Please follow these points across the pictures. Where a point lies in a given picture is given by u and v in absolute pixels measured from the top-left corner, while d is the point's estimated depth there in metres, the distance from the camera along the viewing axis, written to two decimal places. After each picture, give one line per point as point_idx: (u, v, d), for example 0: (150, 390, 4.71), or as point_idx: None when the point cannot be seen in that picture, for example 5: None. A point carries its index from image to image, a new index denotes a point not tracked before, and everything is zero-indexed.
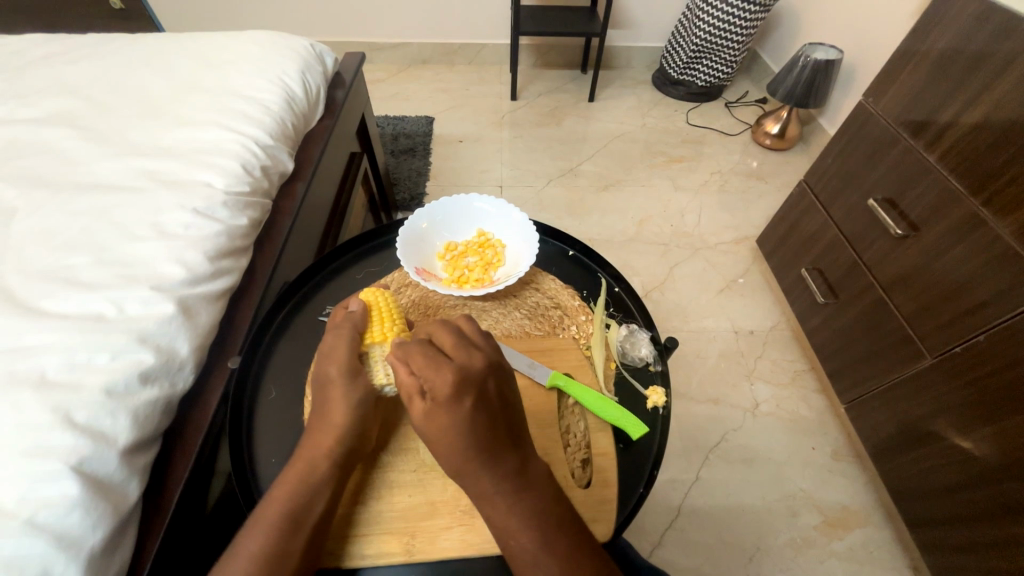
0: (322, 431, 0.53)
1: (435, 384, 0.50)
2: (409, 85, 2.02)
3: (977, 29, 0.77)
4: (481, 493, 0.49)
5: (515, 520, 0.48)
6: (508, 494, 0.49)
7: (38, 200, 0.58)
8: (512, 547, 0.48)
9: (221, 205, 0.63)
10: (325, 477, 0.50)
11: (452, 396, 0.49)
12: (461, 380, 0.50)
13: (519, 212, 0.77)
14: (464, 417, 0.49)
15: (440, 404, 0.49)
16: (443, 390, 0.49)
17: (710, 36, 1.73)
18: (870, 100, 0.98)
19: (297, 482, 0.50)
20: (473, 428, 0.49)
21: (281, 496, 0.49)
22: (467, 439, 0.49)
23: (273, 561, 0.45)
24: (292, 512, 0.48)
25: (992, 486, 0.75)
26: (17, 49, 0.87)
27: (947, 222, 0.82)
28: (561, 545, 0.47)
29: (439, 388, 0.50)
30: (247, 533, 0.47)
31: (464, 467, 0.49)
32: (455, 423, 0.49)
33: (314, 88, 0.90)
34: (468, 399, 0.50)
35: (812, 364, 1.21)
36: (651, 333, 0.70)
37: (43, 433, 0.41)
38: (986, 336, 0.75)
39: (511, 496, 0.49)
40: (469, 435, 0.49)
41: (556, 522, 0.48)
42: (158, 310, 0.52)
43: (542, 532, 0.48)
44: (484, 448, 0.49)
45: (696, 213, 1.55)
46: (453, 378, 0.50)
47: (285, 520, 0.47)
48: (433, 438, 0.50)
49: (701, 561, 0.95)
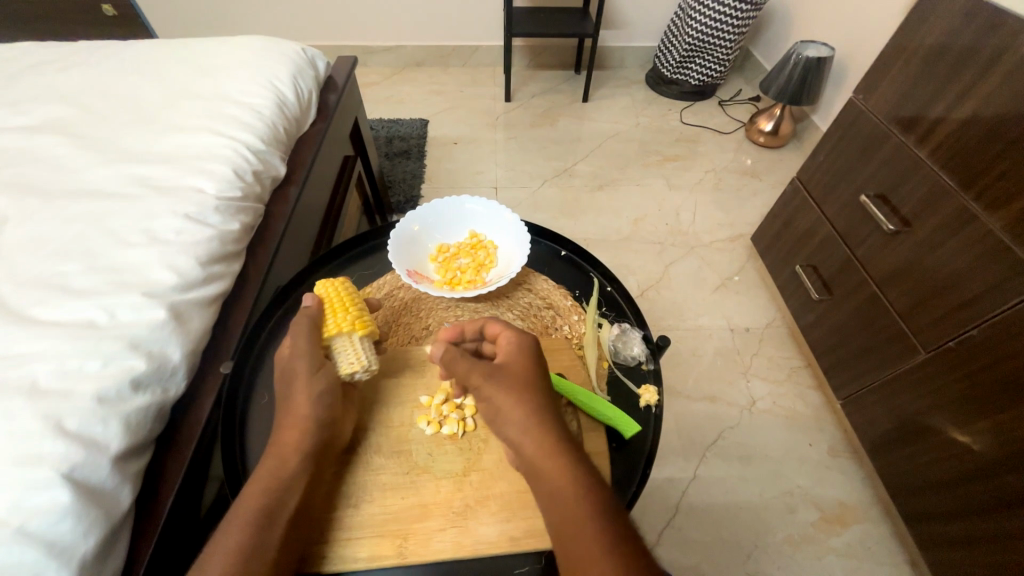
0: (290, 428, 0.53)
1: (512, 342, 0.56)
2: (403, 88, 2.02)
3: (963, 26, 0.77)
4: (551, 460, 0.49)
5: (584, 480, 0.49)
6: (577, 458, 0.50)
7: (30, 208, 0.58)
8: (574, 513, 0.47)
9: (212, 210, 0.63)
10: (299, 471, 0.51)
11: (534, 347, 0.57)
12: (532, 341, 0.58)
13: (511, 213, 0.77)
14: (538, 373, 0.55)
15: (520, 353, 0.55)
16: (524, 338, 0.57)
17: (702, 35, 1.74)
18: (859, 97, 0.98)
19: (268, 478, 0.50)
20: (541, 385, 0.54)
21: (254, 490, 0.49)
22: (540, 386, 0.54)
23: (252, 555, 0.45)
24: (266, 505, 0.48)
25: (989, 480, 0.75)
26: (8, 56, 0.87)
27: (938, 218, 0.82)
28: (617, 513, 0.48)
29: (516, 344, 0.56)
30: (220, 530, 0.47)
31: (541, 433, 0.51)
32: (533, 375, 0.54)
33: (306, 92, 0.90)
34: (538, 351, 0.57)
35: (808, 360, 1.21)
36: (644, 333, 0.70)
37: (35, 441, 0.41)
38: (980, 330, 0.75)
39: (579, 464, 0.50)
40: (542, 388, 0.54)
41: (609, 493, 0.49)
42: (149, 316, 0.52)
43: (603, 500, 0.48)
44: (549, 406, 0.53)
45: (691, 212, 1.56)
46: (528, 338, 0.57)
47: (258, 515, 0.47)
48: (513, 381, 0.53)
49: (700, 559, 0.95)
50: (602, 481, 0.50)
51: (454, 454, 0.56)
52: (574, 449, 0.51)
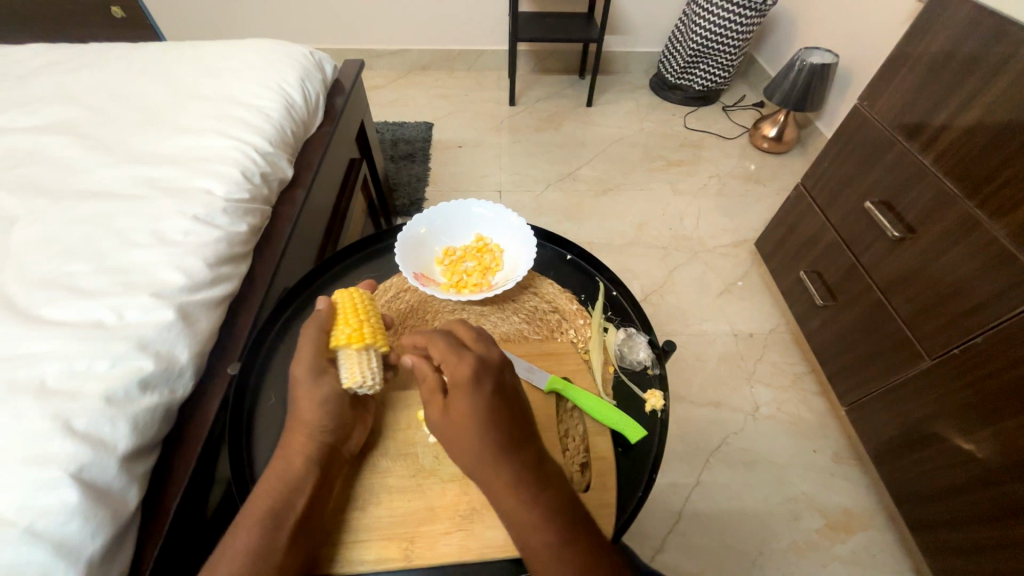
0: (296, 432, 0.53)
1: (456, 372, 0.52)
2: (408, 92, 2.03)
3: (968, 33, 0.77)
4: (507, 496, 0.48)
5: (543, 516, 0.47)
6: (533, 493, 0.48)
7: (39, 208, 0.58)
8: (531, 548, 0.47)
9: (220, 212, 0.64)
10: (305, 473, 0.51)
11: (481, 375, 0.52)
12: (481, 366, 0.53)
13: (517, 216, 0.77)
14: (486, 403, 0.51)
15: (462, 389, 0.51)
16: (465, 374, 0.52)
17: (706, 41, 1.75)
18: (865, 103, 0.98)
19: (276, 481, 0.50)
20: (491, 414, 0.51)
21: (263, 493, 0.49)
22: (489, 425, 0.50)
23: (257, 559, 0.45)
24: (274, 509, 0.48)
25: (994, 488, 0.75)
26: (19, 58, 0.88)
27: (943, 225, 0.82)
28: (582, 542, 0.47)
29: (461, 373, 0.52)
30: (231, 534, 0.47)
31: (489, 469, 0.49)
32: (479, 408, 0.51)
33: (313, 95, 0.91)
34: (487, 385, 0.52)
35: (813, 366, 1.21)
36: (649, 337, 0.70)
37: (43, 440, 0.41)
38: (986, 337, 0.75)
39: (537, 498, 0.48)
40: (491, 420, 0.50)
41: (578, 519, 0.49)
42: (157, 317, 0.52)
43: (556, 534, 0.47)
44: (504, 436, 0.50)
45: (695, 217, 1.56)
46: (474, 364, 0.52)
47: (266, 518, 0.47)
48: (455, 425, 0.50)
49: (703, 565, 0.95)
50: (569, 507, 0.49)
51: None
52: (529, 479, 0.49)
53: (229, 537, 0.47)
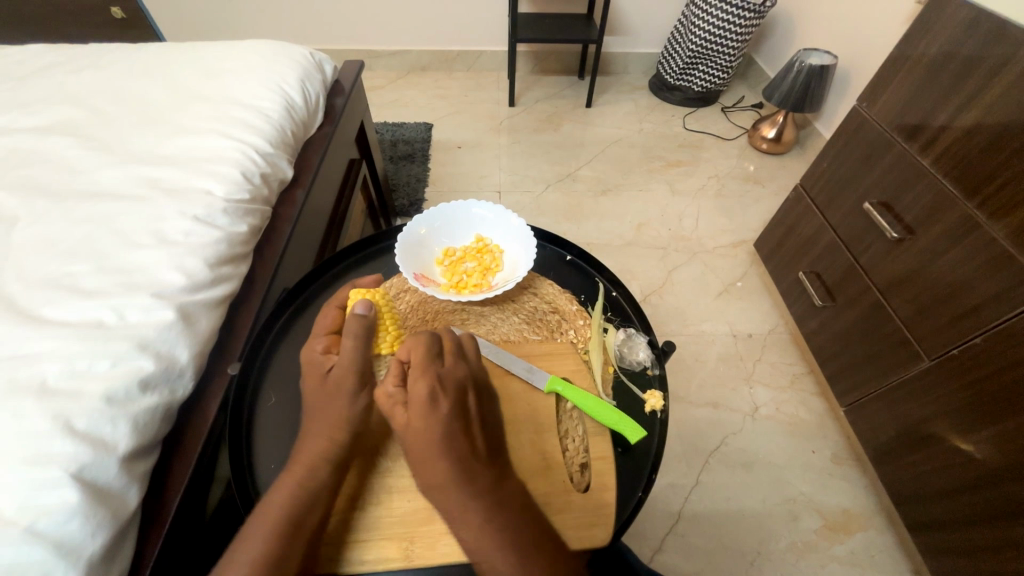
0: (320, 435, 0.54)
1: (413, 390, 0.52)
2: (408, 92, 2.03)
3: (967, 36, 0.78)
4: (457, 519, 0.49)
5: (489, 539, 0.48)
6: (482, 519, 0.49)
7: (40, 208, 0.58)
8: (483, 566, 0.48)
9: (221, 212, 0.64)
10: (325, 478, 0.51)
11: (435, 397, 0.52)
12: (439, 387, 0.52)
13: (517, 217, 0.77)
14: (438, 426, 0.51)
15: (415, 410, 0.52)
16: (420, 395, 0.52)
17: (705, 42, 1.75)
18: (863, 105, 0.99)
19: (295, 486, 0.50)
20: (443, 437, 0.51)
21: (280, 498, 0.49)
22: (442, 448, 0.50)
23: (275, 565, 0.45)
24: (294, 516, 0.48)
25: (992, 488, 0.75)
26: (19, 59, 0.88)
27: (942, 226, 0.82)
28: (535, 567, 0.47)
29: (416, 394, 0.52)
30: (243, 538, 0.47)
31: (442, 488, 0.50)
32: (429, 430, 0.51)
33: (314, 95, 0.91)
34: (441, 408, 0.52)
35: (812, 367, 1.21)
36: (649, 337, 0.70)
37: (42, 440, 0.41)
38: (984, 338, 0.75)
39: (486, 524, 0.48)
40: (443, 442, 0.50)
41: (535, 541, 0.48)
42: (158, 317, 0.52)
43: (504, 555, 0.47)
44: (457, 459, 0.50)
45: (694, 218, 1.56)
46: (430, 386, 0.52)
47: (284, 524, 0.47)
48: (411, 444, 0.51)
49: (702, 565, 0.95)
50: (522, 532, 0.48)
51: None
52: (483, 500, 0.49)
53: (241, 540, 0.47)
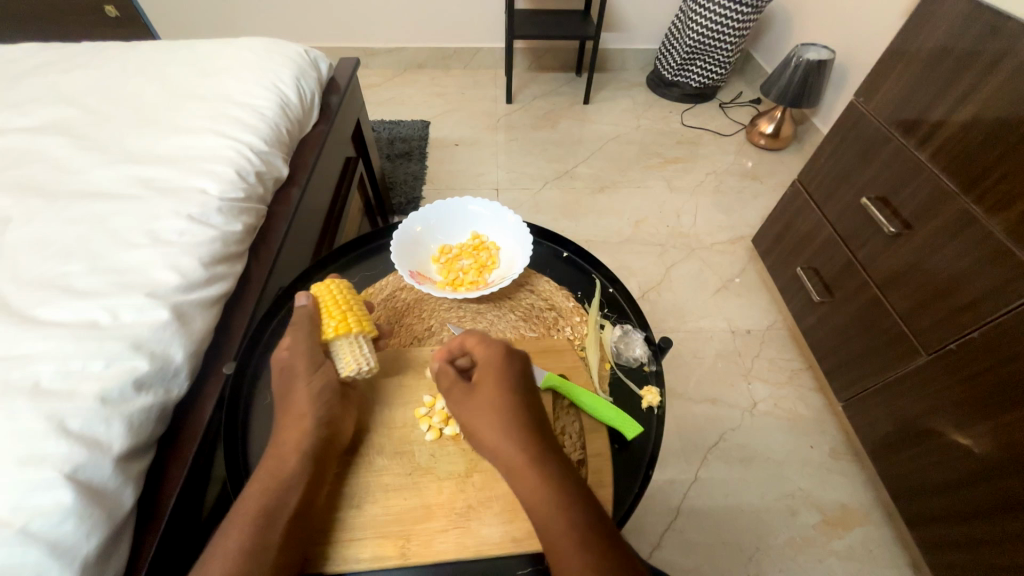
0: (293, 428, 0.54)
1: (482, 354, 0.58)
2: (405, 90, 2.03)
3: (964, 29, 0.77)
4: (527, 470, 0.50)
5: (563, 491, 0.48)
6: (558, 479, 0.49)
7: (34, 209, 0.58)
8: (549, 527, 0.47)
9: (215, 211, 0.64)
10: (299, 472, 0.51)
11: (503, 356, 0.57)
12: (508, 349, 0.58)
13: (513, 214, 0.77)
14: (509, 381, 0.55)
15: (490, 367, 0.56)
16: (491, 355, 0.57)
17: (703, 38, 1.74)
18: (860, 100, 0.99)
19: (269, 482, 0.51)
20: (514, 393, 0.55)
21: (257, 492, 0.50)
22: (511, 401, 0.54)
23: (251, 555, 0.46)
24: (267, 506, 0.49)
25: (991, 482, 0.75)
26: (12, 58, 0.88)
27: (939, 220, 0.82)
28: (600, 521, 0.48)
29: (488, 356, 0.57)
30: (223, 534, 0.47)
31: (512, 442, 0.51)
32: (501, 384, 0.55)
33: (308, 94, 0.90)
34: (513, 368, 0.57)
35: (809, 362, 1.21)
36: (646, 334, 0.70)
37: (36, 441, 0.41)
38: (982, 332, 0.75)
39: (561, 485, 0.49)
40: (515, 395, 0.54)
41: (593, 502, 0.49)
42: (152, 316, 0.52)
43: (578, 505, 0.48)
44: (523, 412, 0.54)
45: (692, 214, 1.56)
46: (500, 348, 0.58)
47: (261, 517, 0.48)
48: (479, 400, 0.54)
49: (700, 561, 0.95)
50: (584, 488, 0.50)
51: (456, 454, 0.56)
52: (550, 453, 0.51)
53: (221, 536, 0.47)
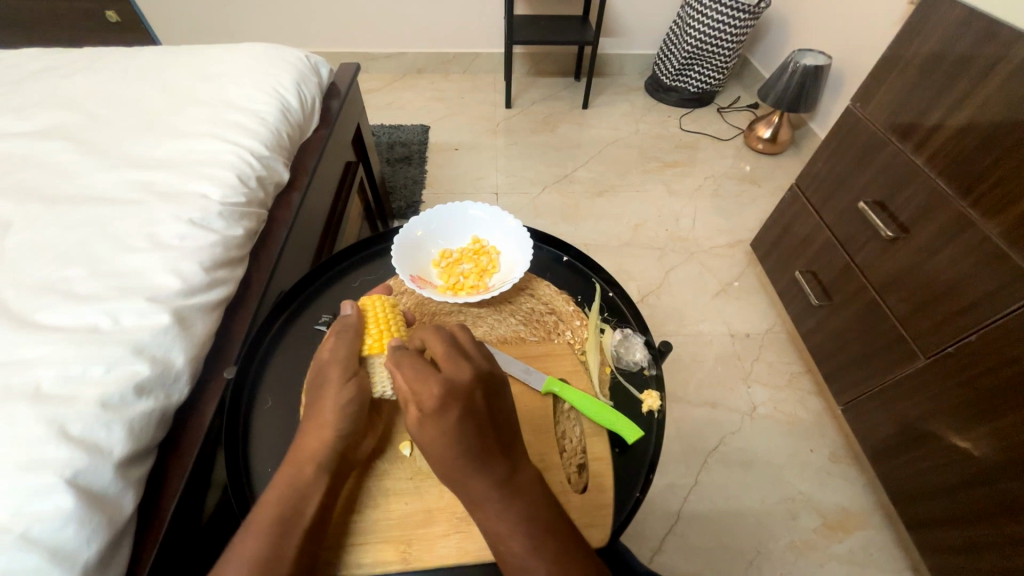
0: (311, 435, 0.53)
1: (422, 399, 0.50)
2: (405, 95, 2.04)
3: (959, 35, 0.78)
4: (486, 506, 0.49)
5: (510, 525, 0.48)
6: (506, 516, 0.49)
7: (35, 213, 0.58)
8: (503, 551, 0.48)
9: (217, 216, 0.64)
10: (316, 481, 0.51)
11: (436, 404, 0.50)
12: (447, 391, 0.50)
13: (513, 218, 0.77)
14: (452, 428, 0.49)
15: (425, 417, 0.50)
16: (427, 404, 0.50)
17: (700, 43, 1.76)
18: (857, 105, 0.99)
19: (287, 486, 0.50)
20: (461, 439, 0.49)
21: (273, 497, 0.50)
22: (457, 449, 0.49)
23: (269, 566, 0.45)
24: (284, 515, 0.48)
25: (991, 486, 0.75)
26: (13, 63, 0.88)
27: (936, 224, 0.83)
28: (554, 551, 0.48)
29: (425, 401, 0.50)
30: (241, 538, 0.47)
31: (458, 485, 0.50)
32: (441, 435, 0.49)
33: (309, 99, 0.91)
34: (453, 413, 0.50)
35: (808, 366, 1.21)
36: (645, 338, 0.70)
37: (37, 446, 0.41)
38: (979, 336, 0.75)
39: (510, 520, 0.49)
40: (459, 444, 0.49)
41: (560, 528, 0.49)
42: (153, 321, 0.52)
43: (529, 537, 0.48)
44: (472, 454, 0.50)
45: (691, 218, 1.56)
46: (439, 390, 0.50)
47: (275, 523, 0.48)
48: (426, 450, 0.50)
49: (701, 565, 0.95)
50: (539, 516, 0.49)
51: None
52: (506, 488, 0.50)
53: (238, 542, 0.47)
